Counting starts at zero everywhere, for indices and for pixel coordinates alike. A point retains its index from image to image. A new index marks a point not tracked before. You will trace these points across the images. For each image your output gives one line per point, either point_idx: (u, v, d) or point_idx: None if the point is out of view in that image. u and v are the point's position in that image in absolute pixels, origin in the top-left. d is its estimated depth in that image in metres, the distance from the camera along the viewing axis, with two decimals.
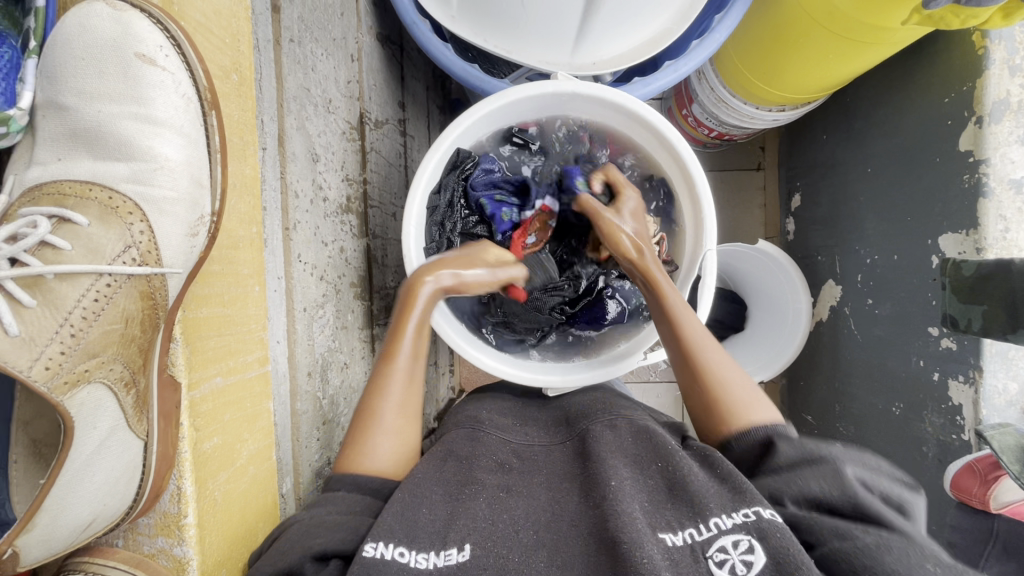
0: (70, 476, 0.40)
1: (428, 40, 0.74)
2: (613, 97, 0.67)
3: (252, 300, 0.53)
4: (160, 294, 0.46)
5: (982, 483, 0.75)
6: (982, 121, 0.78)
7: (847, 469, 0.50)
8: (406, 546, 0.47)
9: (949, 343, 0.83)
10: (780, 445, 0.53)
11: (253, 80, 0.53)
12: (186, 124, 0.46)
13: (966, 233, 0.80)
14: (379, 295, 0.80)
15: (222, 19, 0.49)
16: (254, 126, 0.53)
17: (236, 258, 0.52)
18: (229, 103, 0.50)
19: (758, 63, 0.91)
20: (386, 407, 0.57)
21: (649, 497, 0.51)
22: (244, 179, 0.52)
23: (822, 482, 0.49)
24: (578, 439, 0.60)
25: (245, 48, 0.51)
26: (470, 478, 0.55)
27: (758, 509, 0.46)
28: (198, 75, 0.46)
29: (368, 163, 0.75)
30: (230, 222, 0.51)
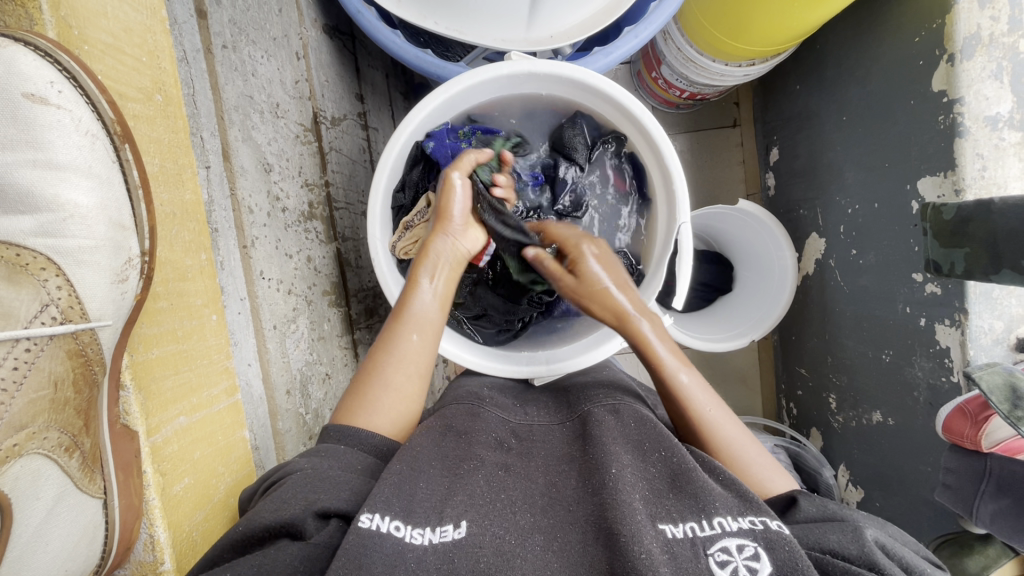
0: (18, 551, 0.38)
1: (375, 29, 0.71)
2: (571, 72, 0.64)
3: (211, 329, 0.52)
4: (92, 349, 0.44)
5: (973, 424, 0.74)
6: (953, 58, 0.76)
7: (870, 532, 0.45)
8: (403, 521, 0.45)
9: (934, 288, 0.82)
10: (802, 505, 0.49)
11: (181, 99, 0.50)
12: (93, 165, 0.43)
13: (945, 175, 0.79)
14: (357, 298, 0.78)
15: (135, 36, 0.46)
16: (189, 147, 0.50)
17: (186, 290, 0.50)
18: (155, 127, 0.47)
19: (722, 17, 0.88)
20: (384, 387, 0.56)
21: (649, 485, 0.50)
22: (183, 205, 0.50)
23: (842, 536, 0.44)
24: (579, 421, 0.60)
25: (168, 64, 0.48)
26: (469, 454, 0.55)
27: (765, 520, 0.45)
28: (103, 107, 0.42)
29: (328, 164, 0.72)
30: (173, 253, 0.49)
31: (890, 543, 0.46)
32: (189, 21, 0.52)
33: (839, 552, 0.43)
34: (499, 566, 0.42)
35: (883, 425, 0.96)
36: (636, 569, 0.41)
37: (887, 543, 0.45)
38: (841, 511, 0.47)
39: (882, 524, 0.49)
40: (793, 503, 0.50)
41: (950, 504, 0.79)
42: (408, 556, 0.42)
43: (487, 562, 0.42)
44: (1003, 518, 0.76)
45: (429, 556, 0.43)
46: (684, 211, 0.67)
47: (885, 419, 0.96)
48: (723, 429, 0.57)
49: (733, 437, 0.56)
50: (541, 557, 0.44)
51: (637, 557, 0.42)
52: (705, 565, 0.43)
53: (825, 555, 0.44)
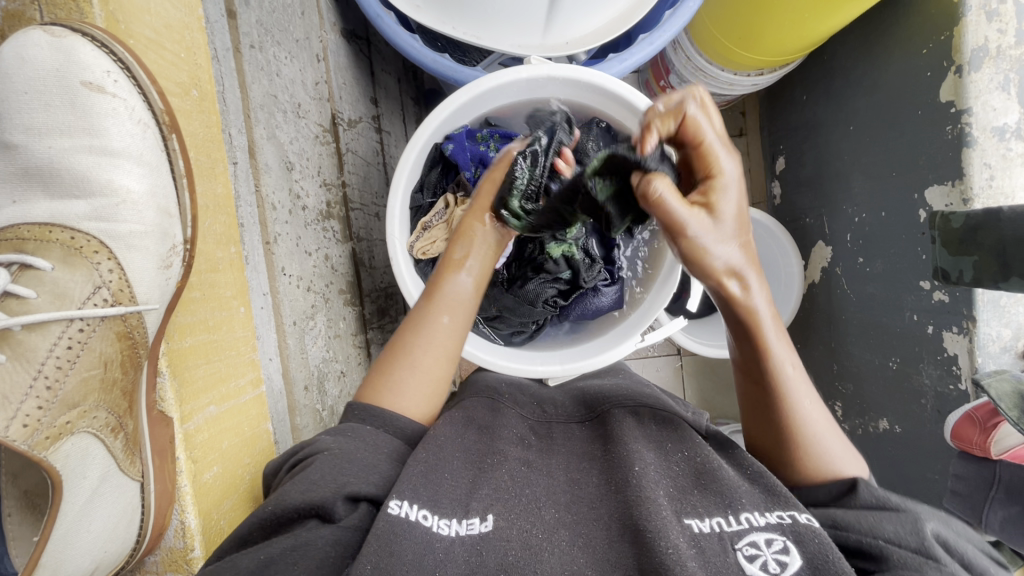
0: (65, 528, 0.39)
1: (394, 34, 0.72)
2: (590, 76, 0.65)
3: (239, 321, 0.52)
4: (139, 332, 0.45)
5: (981, 431, 0.75)
6: (961, 69, 0.77)
7: (930, 527, 0.45)
8: (430, 510, 0.46)
9: (942, 295, 0.83)
10: (860, 492, 0.48)
11: (215, 94, 0.50)
12: (145, 152, 0.45)
13: (953, 184, 0.80)
14: (370, 298, 0.79)
15: (174, 33, 0.46)
16: (221, 141, 0.51)
17: (217, 281, 0.50)
18: (191, 122, 0.48)
19: (733, 26, 0.90)
20: (410, 368, 0.56)
21: (673, 483, 0.51)
22: (215, 198, 0.50)
23: (899, 528, 0.44)
24: (600, 420, 0.60)
25: (203, 60, 0.49)
26: (493, 448, 0.55)
27: (794, 513, 0.45)
28: (152, 97, 0.44)
29: (345, 165, 0.73)
30: (206, 245, 0.49)
31: (951, 538, 0.45)
32: (219, 20, 0.53)
33: (898, 542, 0.44)
34: (527, 562, 0.43)
35: (891, 432, 0.97)
36: (665, 564, 0.42)
37: (947, 537, 0.45)
38: (900, 502, 0.47)
39: (944, 518, 0.48)
40: (853, 488, 0.49)
41: (958, 510, 0.79)
42: (437, 545, 0.43)
43: (515, 555, 0.43)
44: (1012, 524, 0.76)
45: (456, 547, 0.44)
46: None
47: (892, 427, 0.96)
48: (811, 418, 0.52)
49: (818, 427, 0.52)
50: (568, 552, 0.44)
51: (664, 552, 0.43)
52: (733, 559, 0.43)
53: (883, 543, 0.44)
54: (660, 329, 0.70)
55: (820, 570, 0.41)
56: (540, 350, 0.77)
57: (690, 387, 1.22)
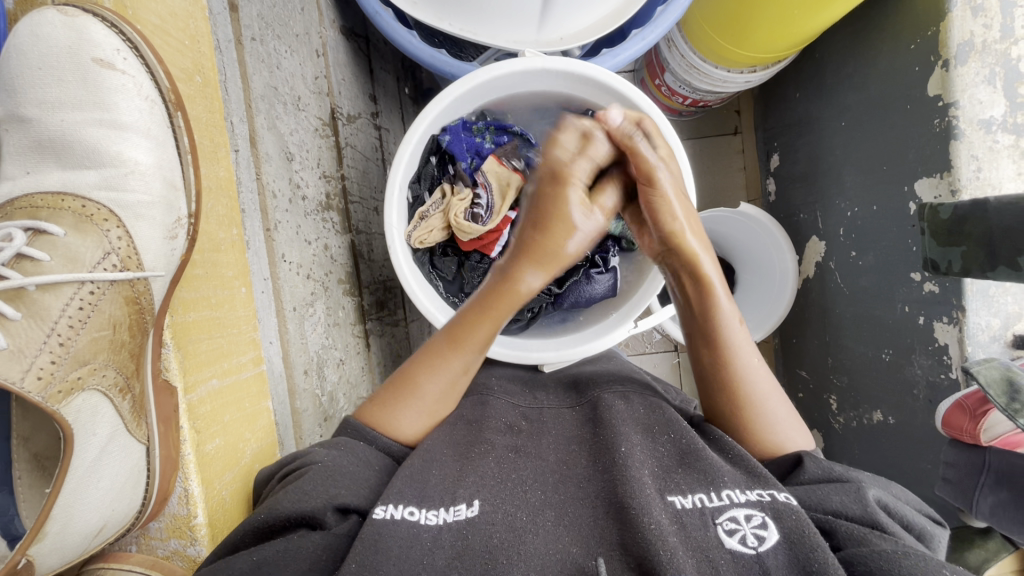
0: (75, 484, 0.40)
1: (392, 29, 0.74)
2: (583, 69, 0.66)
3: (240, 302, 0.54)
4: (146, 298, 0.46)
5: (972, 418, 0.75)
6: (948, 63, 0.79)
7: (873, 493, 0.47)
8: (416, 506, 0.47)
9: (932, 286, 0.85)
10: (807, 466, 0.51)
11: (218, 82, 0.52)
12: (153, 127, 0.46)
13: (941, 176, 0.81)
14: (369, 290, 0.80)
15: (179, 20, 0.48)
16: (224, 128, 0.53)
17: (218, 261, 0.52)
18: (195, 106, 0.49)
19: (725, 23, 0.92)
20: (419, 401, 0.59)
21: (658, 463, 0.52)
22: (218, 181, 0.52)
23: (845, 498, 0.47)
24: (589, 406, 0.62)
25: (206, 48, 0.51)
26: (480, 438, 0.56)
27: (773, 492, 0.46)
28: (160, 76, 0.46)
29: (343, 159, 0.76)
30: (209, 225, 0.51)
31: (892, 502, 0.49)
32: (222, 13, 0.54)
33: (842, 513, 0.46)
34: (512, 541, 0.44)
35: (884, 424, 0.98)
36: (648, 539, 0.43)
37: (888, 502, 0.48)
38: (845, 472, 0.50)
39: (886, 485, 0.52)
40: (801, 462, 0.52)
41: (950, 498, 0.79)
42: (424, 536, 0.44)
43: (499, 538, 0.44)
44: (1003, 511, 0.76)
45: (444, 534, 0.45)
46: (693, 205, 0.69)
47: (886, 418, 0.97)
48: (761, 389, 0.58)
49: (766, 390, 0.59)
50: (552, 532, 0.45)
51: (647, 527, 0.44)
52: (714, 534, 0.44)
53: (830, 517, 0.46)
54: (652, 317, 0.71)
55: (796, 544, 0.42)
56: (533, 339, 0.78)
57: (687, 382, 1.24)
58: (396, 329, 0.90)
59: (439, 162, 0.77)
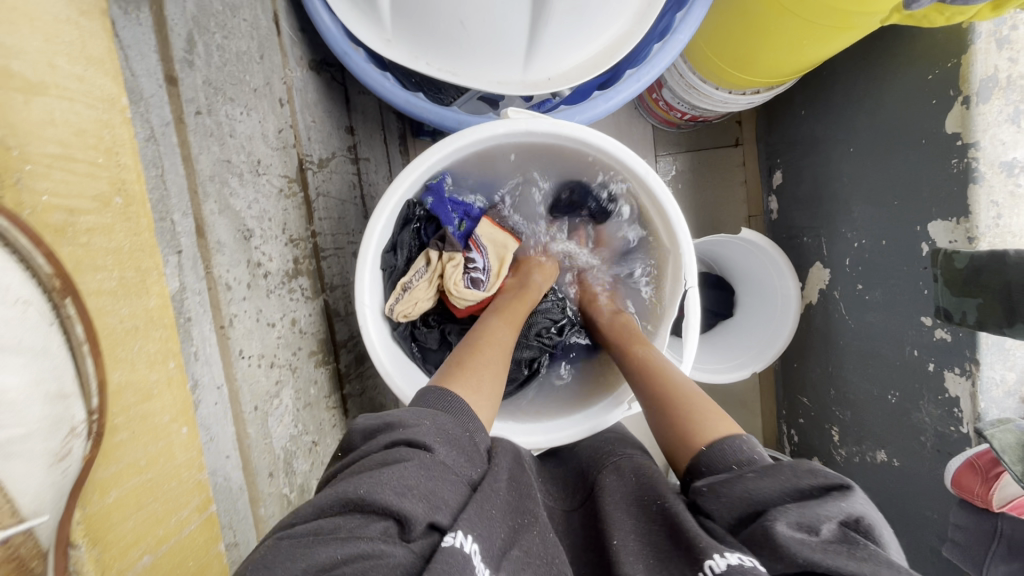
0: None
1: (364, 72, 0.67)
2: (570, 129, 0.61)
3: (179, 446, 0.47)
4: (26, 549, 0.36)
5: (983, 481, 0.72)
6: (969, 100, 0.73)
7: (779, 525, 0.42)
8: (482, 551, 0.39)
9: (944, 334, 0.80)
10: (715, 519, 0.47)
11: (146, 193, 0.43)
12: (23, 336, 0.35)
13: (957, 221, 0.76)
14: (346, 348, 0.75)
15: (88, 135, 0.39)
16: (154, 247, 0.44)
17: (150, 411, 0.45)
18: (113, 234, 0.41)
19: (727, 48, 0.85)
20: (483, 363, 0.59)
21: (652, 550, 0.47)
22: (147, 313, 0.44)
23: (761, 555, 0.42)
24: (590, 500, 0.57)
25: (128, 158, 0.42)
26: (530, 509, 0.48)
27: (745, 558, 0.41)
28: (37, 264, 0.35)
29: (315, 212, 0.69)
30: (132, 376, 0.43)
31: (805, 512, 0.42)
32: (157, 91, 0.47)
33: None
34: None
35: (888, 465, 0.94)
36: None
37: (801, 521, 0.42)
38: (753, 508, 0.45)
39: (782, 472, 0.46)
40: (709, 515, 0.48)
41: (959, 561, 0.77)
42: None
43: None
44: None
45: None
46: (691, 275, 0.66)
47: (890, 460, 0.94)
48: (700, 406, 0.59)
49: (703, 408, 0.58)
50: None
51: None
52: None
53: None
54: None
55: None
56: (531, 417, 0.73)
57: None
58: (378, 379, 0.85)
59: (419, 225, 0.71)
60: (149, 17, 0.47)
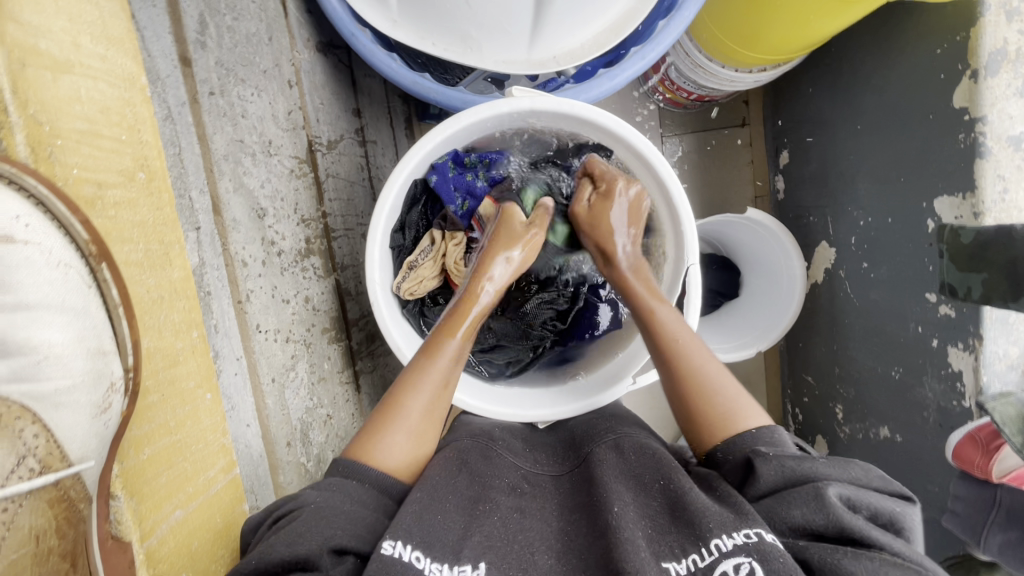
0: None
1: (371, 53, 0.68)
2: (570, 109, 0.61)
3: (204, 411, 0.51)
4: (74, 491, 0.40)
5: (984, 453, 0.74)
6: (976, 74, 0.73)
7: (833, 491, 0.48)
8: (423, 552, 0.47)
9: (948, 310, 0.81)
10: (761, 470, 0.51)
11: (166, 169, 0.48)
12: (67, 297, 0.39)
13: (963, 196, 0.76)
14: (357, 326, 0.77)
15: (113, 114, 0.43)
16: (176, 221, 0.48)
17: (177, 375, 0.49)
18: (137, 209, 0.45)
19: (734, 24, 0.84)
20: (404, 417, 0.56)
21: (651, 522, 0.51)
22: (171, 285, 0.48)
23: (807, 510, 0.48)
24: (583, 462, 0.60)
25: (149, 135, 0.46)
26: (483, 495, 0.55)
27: (761, 531, 0.46)
28: (77, 231, 0.40)
29: (325, 193, 0.70)
30: (162, 340, 0.47)
31: (856, 495, 0.49)
32: (172, 72, 0.50)
33: (807, 528, 0.47)
34: None
35: (890, 441, 0.95)
36: None
37: (851, 497, 0.48)
38: (803, 469, 0.50)
39: (845, 466, 0.51)
40: (754, 467, 0.52)
41: (956, 531, 0.79)
42: None
43: None
44: (1011, 548, 0.74)
45: None
46: (693, 253, 0.65)
47: (892, 435, 0.95)
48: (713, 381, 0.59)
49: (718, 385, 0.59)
50: None
51: None
52: None
53: (795, 531, 0.48)
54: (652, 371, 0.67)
55: None
56: (527, 391, 0.72)
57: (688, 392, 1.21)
58: (389, 358, 0.87)
59: (425, 207, 0.74)
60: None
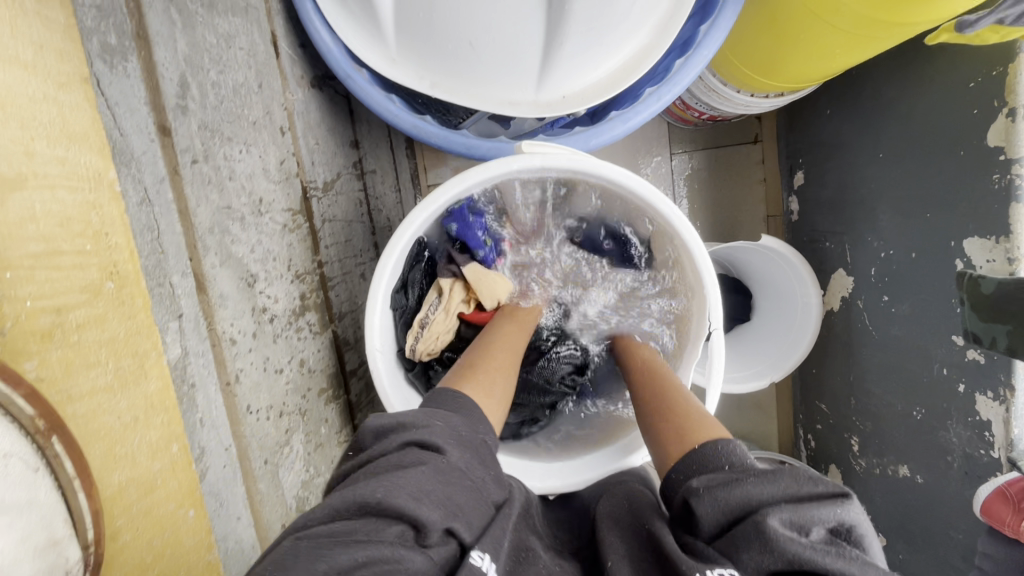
0: None
1: (368, 95, 0.64)
2: (579, 165, 0.58)
3: (185, 530, 0.48)
4: None
5: (1014, 511, 0.70)
6: (1014, 112, 0.68)
7: (773, 520, 0.39)
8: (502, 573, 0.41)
9: (976, 355, 0.77)
10: (699, 512, 0.43)
11: (138, 274, 0.43)
12: (20, 484, 0.34)
13: (996, 240, 0.72)
14: (356, 376, 0.74)
15: (75, 225, 0.39)
16: (152, 327, 0.44)
17: (154, 502, 0.45)
18: (106, 325, 0.41)
19: (752, 53, 0.80)
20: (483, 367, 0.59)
21: (642, 575, 0.45)
22: (147, 400, 0.44)
23: (757, 555, 0.39)
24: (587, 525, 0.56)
25: (119, 238, 0.42)
26: (526, 541, 0.48)
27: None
28: (21, 408, 0.34)
29: (321, 241, 0.67)
30: (137, 465, 0.43)
31: (800, 513, 0.40)
32: (149, 146, 0.45)
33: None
34: None
35: (911, 481, 0.92)
36: None
37: (792, 519, 0.39)
38: (741, 499, 0.41)
39: (776, 475, 0.42)
40: (692, 509, 0.44)
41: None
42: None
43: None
44: None
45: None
46: (716, 317, 0.63)
47: (913, 476, 0.91)
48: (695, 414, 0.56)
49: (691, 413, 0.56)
50: None
51: None
52: None
53: None
54: None
55: None
56: (541, 459, 0.70)
57: None
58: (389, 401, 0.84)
59: (428, 264, 0.72)
60: (135, 65, 0.44)
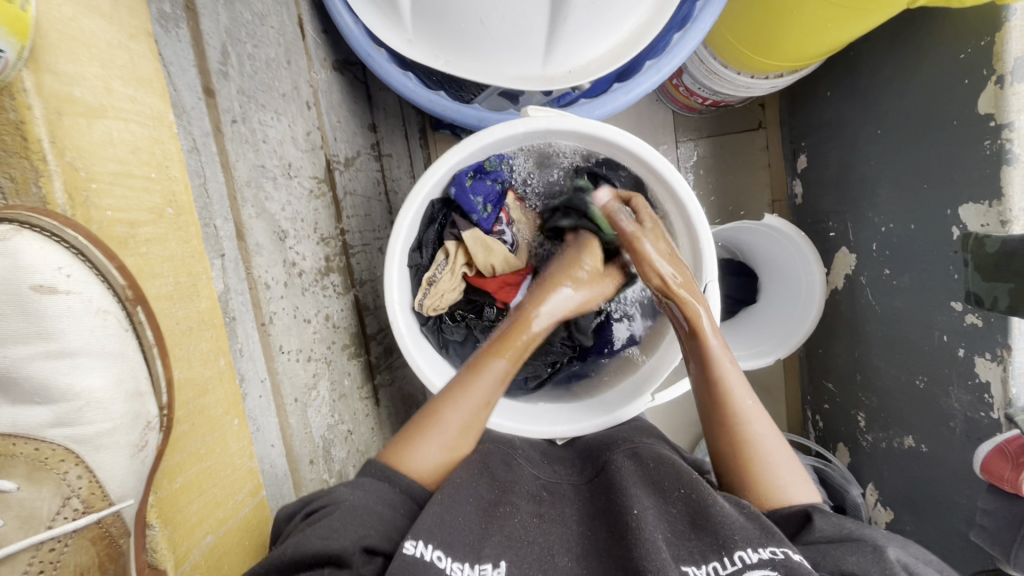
0: None
1: (387, 72, 0.69)
2: (577, 126, 0.62)
3: (232, 436, 0.53)
4: (115, 526, 0.47)
5: (1013, 467, 0.71)
6: (1002, 80, 0.71)
7: (893, 551, 0.47)
8: (444, 552, 0.48)
9: (974, 319, 0.79)
10: (816, 523, 0.51)
11: (192, 204, 0.49)
12: (107, 344, 0.45)
13: (990, 204, 0.74)
14: (375, 340, 0.78)
15: (143, 154, 0.45)
16: (203, 253, 0.50)
17: (207, 404, 0.51)
18: (167, 245, 0.47)
19: (748, 32, 0.84)
20: (444, 426, 0.58)
21: (670, 527, 0.52)
22: (199, 316, 0.50)
23: (860, 559, 0.47)
24: (601, 471, 0.60)
25: (177, 171, 0.48)
26: (503, 497, 0.56)
27: (786, 551, 0.46)
28: (113, 277, 0.43)
29: (343, 210, 0.72)
30: (190, 372, 0.49)
31: (913, 563, 0.48)
32: (197, 104, 0.51)
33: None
34: None
35: (916, 451, 0.93)
36: None
37: (910, 563, 0.47)
38: (856, 529, 0.50)
39: (904, 544, 0.50)
40: (810, 519, 0.52)
41: (987, 546, 0.77)
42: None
43: None
44: None
45: None
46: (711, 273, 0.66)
47: (918, 445, 0.93)
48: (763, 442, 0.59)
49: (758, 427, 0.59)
50: None
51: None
52: None
53: None
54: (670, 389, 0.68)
55: None
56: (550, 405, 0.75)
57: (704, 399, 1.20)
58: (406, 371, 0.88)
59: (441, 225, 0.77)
60: (187, 32, 0.50)
